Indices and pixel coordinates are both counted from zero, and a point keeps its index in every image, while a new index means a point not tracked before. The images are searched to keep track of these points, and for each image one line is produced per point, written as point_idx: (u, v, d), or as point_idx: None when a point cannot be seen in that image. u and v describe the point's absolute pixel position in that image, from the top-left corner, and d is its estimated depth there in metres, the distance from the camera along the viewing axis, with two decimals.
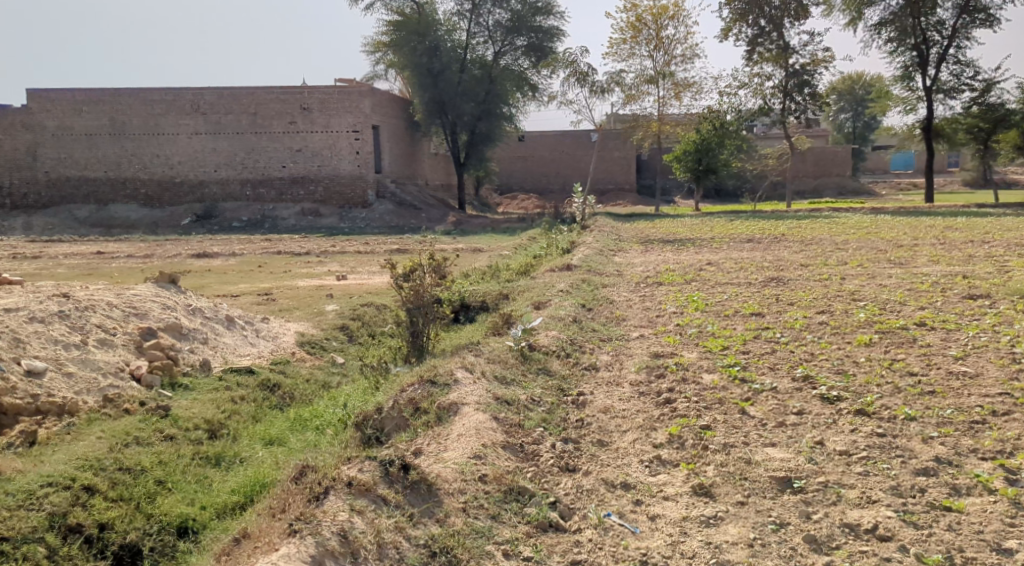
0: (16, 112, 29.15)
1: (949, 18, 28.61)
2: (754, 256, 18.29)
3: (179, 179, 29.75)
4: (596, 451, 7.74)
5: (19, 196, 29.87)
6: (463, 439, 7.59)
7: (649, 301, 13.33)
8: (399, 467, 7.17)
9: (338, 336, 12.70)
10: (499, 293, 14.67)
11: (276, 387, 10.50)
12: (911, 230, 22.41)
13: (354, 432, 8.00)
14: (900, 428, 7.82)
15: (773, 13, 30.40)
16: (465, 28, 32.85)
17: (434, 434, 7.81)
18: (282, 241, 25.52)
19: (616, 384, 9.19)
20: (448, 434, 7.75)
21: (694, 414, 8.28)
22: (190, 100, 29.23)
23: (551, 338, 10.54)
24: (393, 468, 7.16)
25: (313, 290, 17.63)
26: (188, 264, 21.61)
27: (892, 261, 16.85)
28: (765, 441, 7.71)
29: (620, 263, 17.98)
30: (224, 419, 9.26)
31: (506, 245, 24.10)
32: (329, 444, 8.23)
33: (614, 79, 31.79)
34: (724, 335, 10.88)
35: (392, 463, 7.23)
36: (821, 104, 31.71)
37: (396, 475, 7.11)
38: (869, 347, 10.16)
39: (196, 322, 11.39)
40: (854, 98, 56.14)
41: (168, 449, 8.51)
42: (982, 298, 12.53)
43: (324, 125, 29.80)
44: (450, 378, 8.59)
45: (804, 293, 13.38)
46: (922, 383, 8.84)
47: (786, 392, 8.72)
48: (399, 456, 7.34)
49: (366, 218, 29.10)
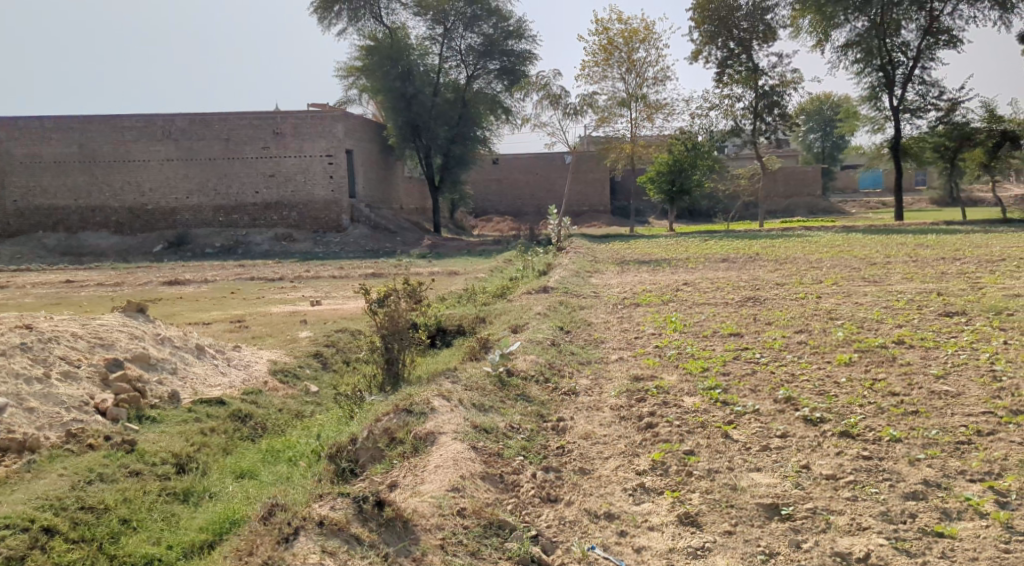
0: None
1: (914, 39, 28.90)
2: (730, 276, 18.22)
3: (150, 206, 29.37)
4: (577, 479, 7.54)
5: None
6: (440, 470, 7.36)
7: (626, 323, 13.19)
8: (374, 504, 6.96)
9: (311, 363, 12.45)
10: (475, 316, 14.48)
11: (248, 418, 10.24)
12: (883, 248, 22.44)
13: (327, 465, 7.82)
14: (886, 450, 7.68)
15: (742, 36, 30.58)
16: (437, 53, 32.93)
17: (410, 465, 7.60)
18: (256, 266, 25.21)
19: (596, 408, 9.02)
20: (425, 465, 7.53)
21: (676, 439, 8.10)
22: (161, 126, 28.94)
23: (529, 362, 10.35)
24: (367, 504, 6.96)
25: (287, 316, 17.37)
26: (160, 292, 21.30)
27: (866, 279, 16.82)
28: (750, 466, 7.54)
29: (596, 285, 17.83)
30: (192, 452, 9.00)
31: (481, 268, 23.95)
32: (302, 477, 8.00)
33: (587, 101, 31.79)
34: (704, 356, 10.73)
35: (365, 500, 7.02)
36: (791, 124, 31.89)
37: (370, 512, 6.91)
38: (849, 366, 10.04)
39: (165, 352, 11.13)
40: (823, 119, 56.63)
41: (133, 486, 8.23)
42: (958, 315, 12.47)
43: (297, 150, 29.58)
44: (427, 406, 8.35)
45: (781, 312, 13.28)
46: (904, 402, 8.71)
47: (769, 414, 8.56)
48: (373, 492, 7.12)
49: (341, 242, 28.85)
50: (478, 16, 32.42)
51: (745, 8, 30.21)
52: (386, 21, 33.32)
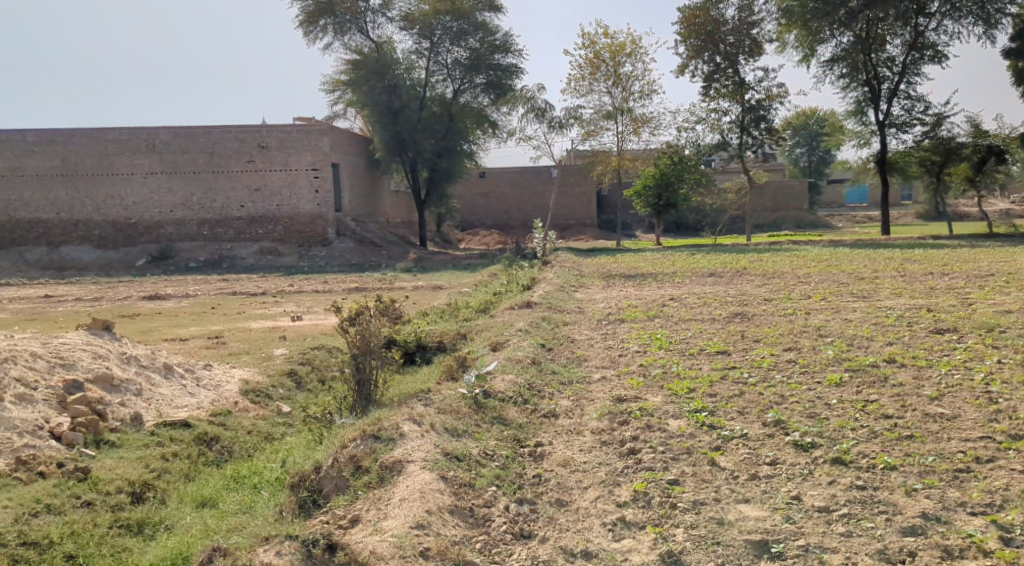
0: None
1: (899, 54, 28.71)
2: (717, 291, 17.86)
3: (133, 220, 28.85)
4: (553, 513, 7.11)
5: None
6: (406, 504, 6.92)
7: (610, 340, 12.77)
8: (323, 548, 6.64)
9: (285, 382, 11.96)
10: (456, 333, 14.05)
11: (214, 441, 9.75)
12: (871, 263, 22.12)
13: (289, 496, 7.45)
14: (881, 479, 7.27)
15: (728, 50, 30.31)
16: (423, 67, 32.60)
17: (374, 498, 7.16)
18: (238, 281, 24.70)
19: (577, 433, 8.59)
20: (390, 497, 7.08)
21: (660, 467, 7.68)
22: (145, 139, 28.48)
23: (507, 382, 9.90)
24: (316, 549, 6.63)
25: (266, 332, 16.88)
26: (138, 307, 20.81)
27: (855, 294, 16.45)
28: (738, 497, 7.12)
29: (581, 300, 17.43)
30: (151, 480, 8.55)
31: (466, 282, 23.52)
32: (262, 511, 7.58)
33: (572, 114, 31.46)
34: (690, 376, 10.30)
35: (315, 543, 6.69)
36: (777, 139, 31.62)
37: (320, 557, 6.58)
38: (840, 388, 9.63)
39: (130, 372, 10.65)
40: (809, 133, 56.52)
41: (84, 517, 7.79)
42: (950, 332, 12.08)
43: (282, 164, 29.07)
44: (396, 431, 7.91)
45: (770, 329, 12.86)
46: (898, 426, 8.31)
47: (758, 439, 8.15)
48: (324, 534, 6.79)
49: (326, 256, 28.34)
50: (464, 31, 32.04)
51: (731, 21, 29.95)
52: (372, 35, 32.98)
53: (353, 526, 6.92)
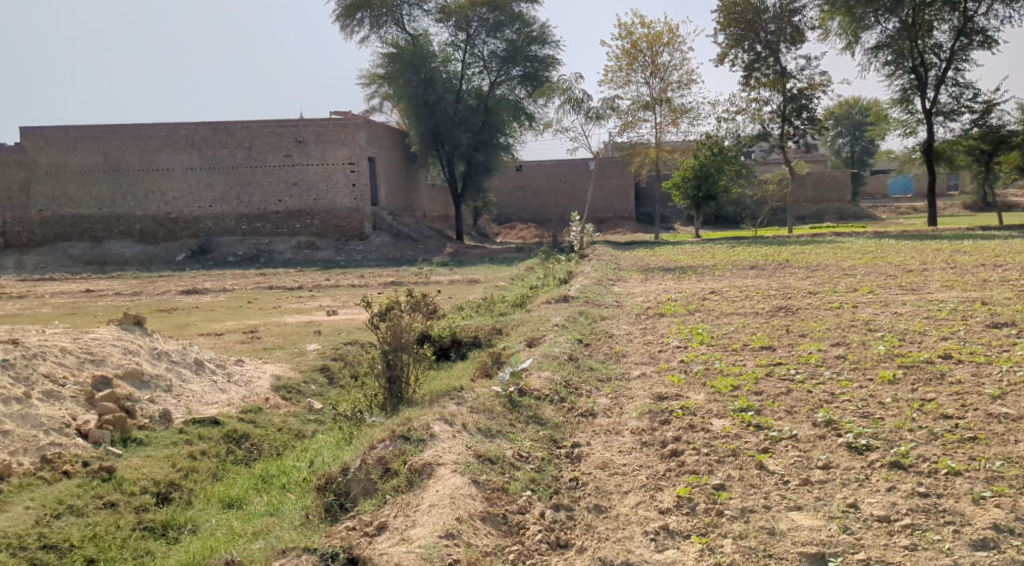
0: (9, 150, 28.48)
1: (947, 40, 27.85)
2: (760, 284, 17.34)
3: (174, 215, 28.83)
4: (592, 520, 6.76)
5: (14, 235, 29.06)
6: (435, 511, 6.58)
7: (650, 335, 12.35)
8: (344, 561, 6.39)
9: (317, 378, 11.66)
10: (492, 328, 13.69)
11: (243, 439, 9.43)
12: (918, 254, 21.47)
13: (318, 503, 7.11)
14: (945, 486, 6.87)
15: (770, 38, 29.64)
16: (460, 59, 32.22)
17: (402, 503, 6.84)
18: (276, 275, 24.56)
19: (616, 433, 8.22)
20: (419, 503, 6.75)
21: (705, 470, 7.29)
22: (185, 135, 28.44)
23: (543, 380, 9.52)
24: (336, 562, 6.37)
25: (301, 326, 16.66)
26: (176, 301, 20.71)
27: (903, 287, 15.88)
28: (789, 505, 6.73)
29: (620, 293, 17.02)
30: (177, 480, 8.27)
31: (503, 276, 23.17)
32: (288, 515, 7.28)
33: (609, 105, 30.96)
34: (734, 373, 9.85)
35: (336, 556, 6.44)
36: (820, 128, 30.87)
37: None
38: (893, 385, 9.16)
39: (160, 368, 10.38)
40: (851, 123, 55.52)
41: (107, 520, 7.54)
42: (1007, 326, 11.52)
43: (319, 158, 28.83)
44: (427, 432, 7.57)
45: (817, 323, 12.37)
46: (960, 427, 7.83)
47: (808, 440, 7.72)
48: (346, 546, 6.53)
49: (364, 250, 28.11)
50: (500, 22, 31.71)
51: (772, 9, 29.31)
52: (409, 28, 32.65)
53: (380, 534, 6.62)
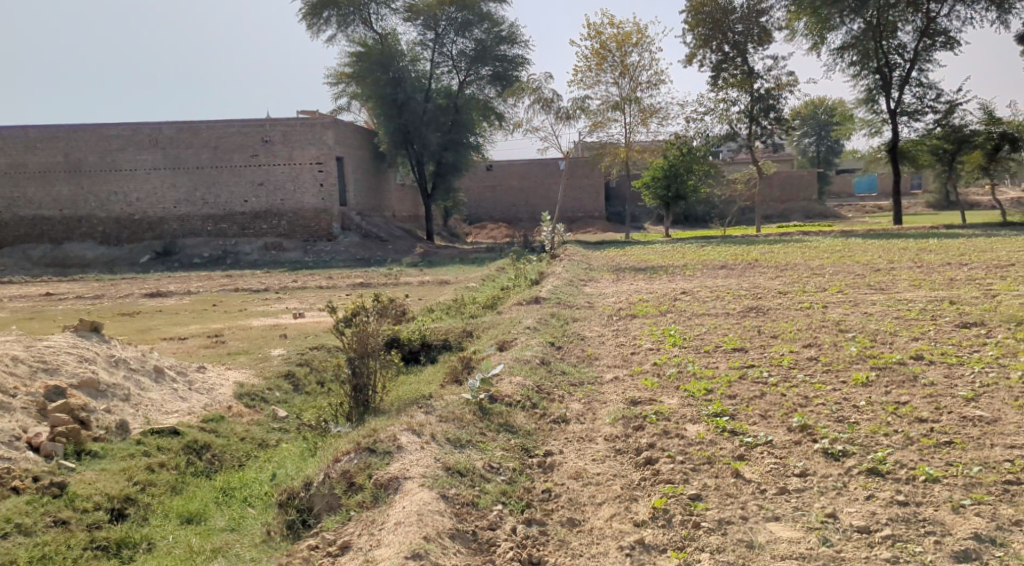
0: None
1: (910, 41, 27.92)
2: (729, 284, 17.23)
3: (138, 216, 28.31)
4: (565, 535, 6.57)
5: None
6: (402, 530, 6.35)
7: (622, 337, 12.16)
8: None
9: (282, 385, 11.37)
10: (462, 330, 13.44)
11: (204, 449, 9.13)
12: (885, 253, 21.47)
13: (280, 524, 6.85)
14: (924, 493, 6.73)
15: (737, 39, 29.58)
16: (428, 58, 31.88)
17: (367, 521, 6.61)
18: (242, 277, 24.17)
19: (589, 440, 8.02)
20: (385, 520, 6.52)
21: (680, 479, 7.11)
22: (149, 135, 27.93)
23: (514, 385, 9.29)
24: None
25: (267, 330, 16.33)
26: (139, 305, 20.27)
27: (872, 286, 15.82)
28: (766, 515, 6.59)
29: (591, 294, 16.82)
30: (134, 495, 7.96)
31: (473, 277, 22.92)
32: (248, 535, 7.01)
33: (579, 105, 30.80)
34: (707, 376, 9.67)
35: None
36: (787, 128, 30.88)
37: None
38: (867, 387, 9.02)
39: (117, 376, 10.04)
40: (817, 122, 55.77)
41: (57, 539, 7.24)
42: (977, 326, 11.44)
43: (286, 158, 28.40)
44: (393, 443, 7.33)
45: (788, 324, 12.24)
46: (936, 431, 7.69)
47: (784, 446, 7.55)
48: None
49: (332, 251, 27.74)
50: (469, 21, 31.45)
51: (739, 10, 29.23)
52: (376, 27, 32.27)
53: (344, 554, 6.40)
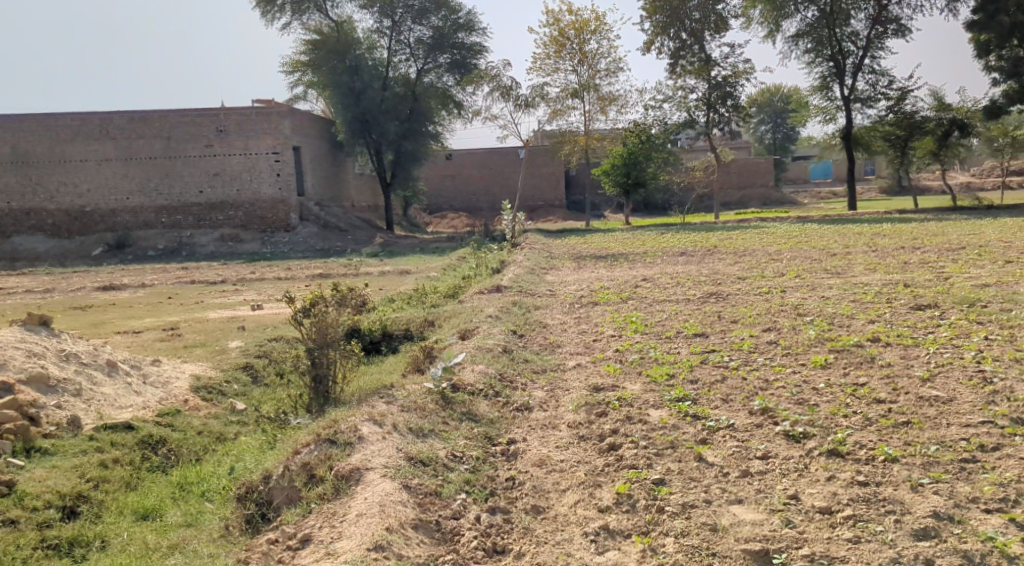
0: None
1: (863, 28, 28.16)
2: (689, 270, 17.28)
3: (89, 208, 27.86)
4: (529, 523, 6.54)
5: None
6: (364, 521, 6.28)
7: (584, 324, 12.14)
8: None
9: (239, 377, 11.23)
10: (424, 319, 13.35)
11: (160, 445, 8.98)
12: (840, 238, 21.67)
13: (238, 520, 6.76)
14: (883, 473, 6.78)
15: (694, 26, 29.67)
16: (385, 46, 31.58)
17: (328, 513, 6.53)
18: (199, 269, 23.85)
19: (552, 427, 8.00)
20: (347, 512, 6.44)
21: (643, 464, 7.10)
22: (99, 125, 27.36)
23: (477, 374, 9.24)
24: None
25: (224, 322, 16.13)
26: (92, 298, 19.92)
27: (828, 270, 15.95)
28: (729, 498, 6.60)
29: (552, 282, 16.79)
30: (86, 492, 7.80)
31: (434, 266, 22.79)
32: (204, 531, 6.90)
33: (538, 93, 30.74)
34: (669, 361, 9.69)
35: None
36: (744, 115, 31.06)
37: None
38: (826, 369, 9.09)
39: (68, 371, 9.85)
40: (773, 110, 56.20)
41: (6, 539, 7.07)
42: (931, 308, 11.57)
43: (242, 148, 28.03)
44: (354, 434, 7.25)
45: (747, 308, 12.30)
46: (893, 412, 7.76)
47: (745, 429, 7.58)
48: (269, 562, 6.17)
49: (291, 242, 27.48)
50: (426, 9, 31.22)
51: None
52: (331, 14, 31.76)
53: (304, 547, 6.30)
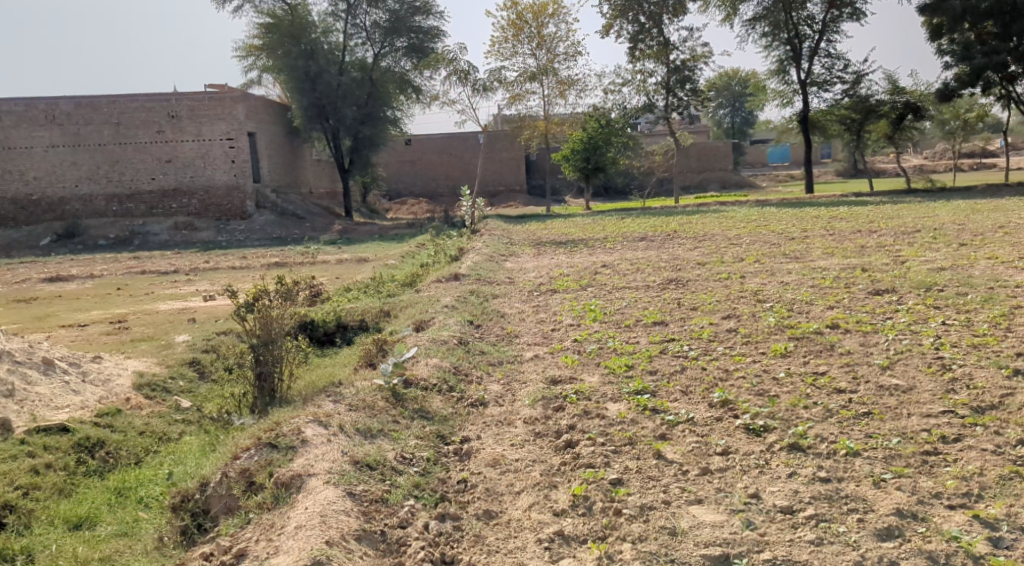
0: None
1: (819, 12, 28.11)
2: (648, 256, 17.06)
3: (36, 197, 27.13)
4: (480, 530, 6.29)
5: None
6: (303, 534, 6.00)
7: (542, 313, 11.88)
8: None
9: (185, 373, 10.84)
10: (379, 309, 13.00)
11: (97, 446, 8.60)
12: (799, 221, 21.57)
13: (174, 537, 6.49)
14: (845, 468, 6.60)
15: (652, 9, 29.42)
16: (341, 30, 31.00)
17: (266, 526, 6.27)
18: (151, 259, 23.28)
19: (507, 424, 7.73)
20: (286, 525, 6.17)
21: (600, 463, 6.86)
22: (44, 110, 26.57)
23: (429, 367, 8.93)
24: None
25: (174, 314, 15.66)
26: (38, 290, 19.30)
27: (787, 255, 15.82)
28: (689, 498, 6.39)
29: (511, 270, 16.50)
30: (16, 500, 7.44)
31: (392, 253, 22.41)
32: (137, 547, 6.60)
33: (496, 77, 30.38)
34: (628, 352, 9.45)
35: None
36: (703, 99, 30.90)
37: None
38: (786, 358, 8.91)
39: (1, 370, 9.42)
40: (732, 94, 56.25)
41: None
42: (889, 293, 11.44)
43: (194, 134, 27.38)
44: (297, 438, 6.99)
45: (706, 295, 12.10)
46: (854, 402, 7.57)
47: (705, 423, 7.36)
48: None
49: (246, 230, 26.94)
50: None
51: None
52: None
53: (240, 563, 6.05)
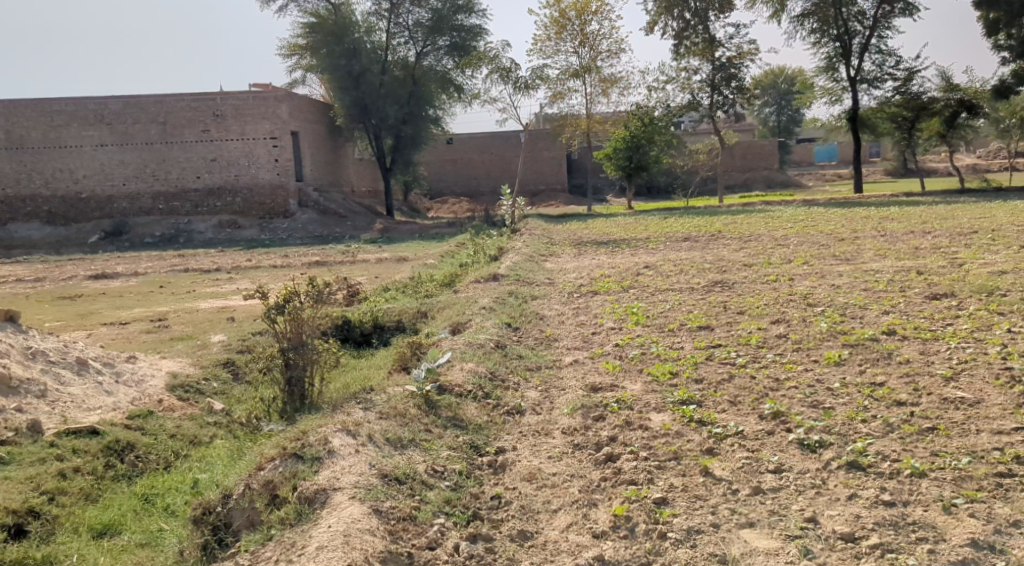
0: None
1: (870, 7, 27.32)
2: (693, 257, 16.56)
3: (84, 195, 27.17)
4: (516, 553, 5.93)
5: None
6: (325, 556, 5.68)
7: (582, 315, 11.47)
8: None
9: (219, 374, 10.56)
10: (415, 311, 12.66)
11: (127, 450, 8.31)
12: (849, 222, 20.91)
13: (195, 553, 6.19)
14: (910, 490, 6.12)
15: (698, 6, 28.84)
16: (384, 29, 30.69)
17: (288, 544, 5.95)
18: (193, 257, 23.20)
19: (545, 434, 7.34)
20: (307, 545, 5.85)
21: (643, 480, 6.45)
22: (94, 109, 26.63)
23: (464, 373, 8.55)
24: None
25: (213, 312, 15.46)
26: (81, 288, 19.25)
27: (837, 257, 15.24)
28: (740, 521, 5.97)
29: (551, 270, 16.09)
30: (42, 506, 7.18)
31: (431, 253, 22.11)
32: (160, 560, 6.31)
33: (538, 74, 29.96)
34: (672, 358, 8.99)
35: None
36: (749, 98, 30.25)
37: None
38: (840, 367, 8.40)
39: (33, 371, 9.22)
40: (777, 92, 55.33)
41: None
42: (947, 297, 10.87)
43: (238, 133, 27.31)
44: (323, 448, 6.69)
45: (755, 298, 11.59)
46: (916, 417, 7.07)
47: (755, 438, 6.91)
48: None
49: (288, 229, 26.83)
50: None
51: None
52: None
53: None
